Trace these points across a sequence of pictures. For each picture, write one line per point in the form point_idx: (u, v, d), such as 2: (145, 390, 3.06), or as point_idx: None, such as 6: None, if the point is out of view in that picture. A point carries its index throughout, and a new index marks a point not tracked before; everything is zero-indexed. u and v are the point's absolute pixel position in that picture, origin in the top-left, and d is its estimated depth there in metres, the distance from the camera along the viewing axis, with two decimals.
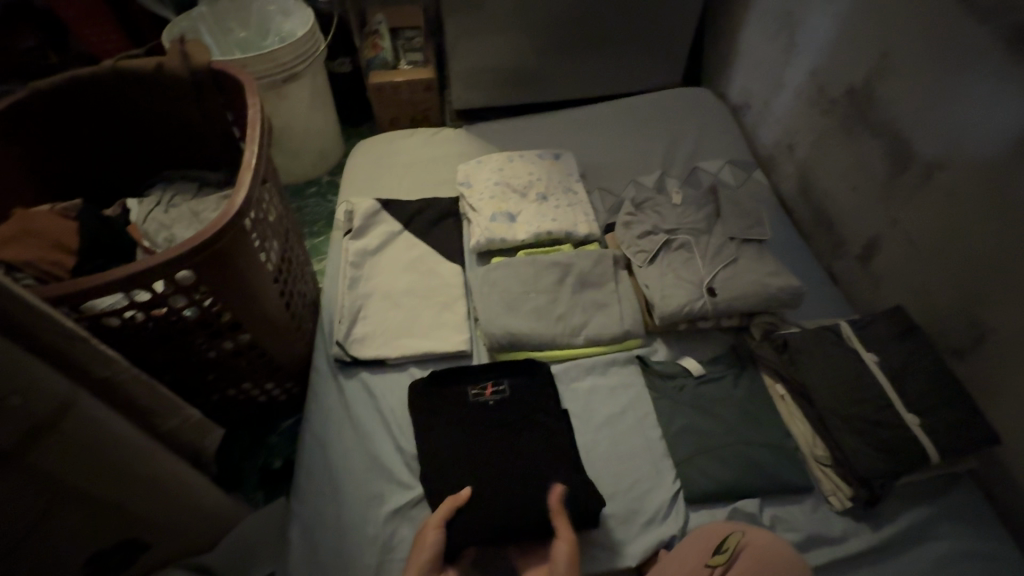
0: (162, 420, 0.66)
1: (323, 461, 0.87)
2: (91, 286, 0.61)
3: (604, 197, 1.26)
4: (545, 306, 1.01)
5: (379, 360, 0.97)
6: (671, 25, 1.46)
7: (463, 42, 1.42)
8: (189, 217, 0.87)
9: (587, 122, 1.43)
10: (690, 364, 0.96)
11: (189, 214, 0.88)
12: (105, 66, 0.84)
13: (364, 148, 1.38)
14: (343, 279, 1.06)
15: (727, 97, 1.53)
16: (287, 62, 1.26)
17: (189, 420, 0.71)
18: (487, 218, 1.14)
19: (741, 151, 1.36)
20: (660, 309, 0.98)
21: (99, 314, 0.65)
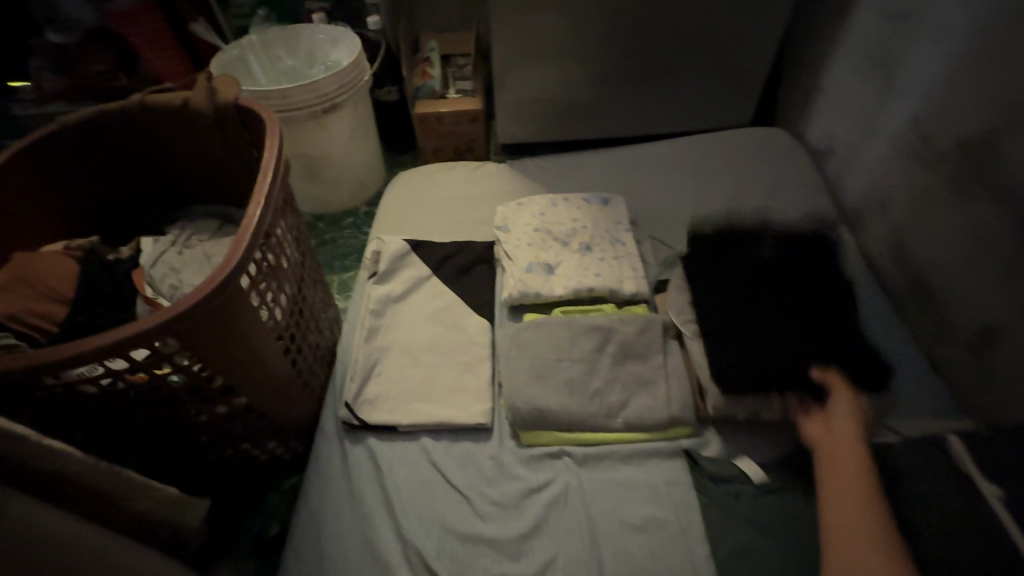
0: (131, 502, 0.60)
1: (315, 543, 0.78)
2: (62, 357, 0.55)
3: (656, 249, 1.12)
4: (579, 379, 0.88)
5: (389, 426, 0.87)
6: (743, 59, 1.32)
7: (511, 73, 1.33)
8: (202, 263, 0.82)
9: (642, 163, 1.30)
10: (750, 467, 0.80)
11: (202, 259, 0.83)
12: (131, 101, 0.81)
13: (401, 181, 1.31)
14: (362, 328, 0.98)
15: (806, 139, 1.35)
16: (329, 93, 1.22)
17: (164, 499, 0.64)
18: (522, 269, 1.03)
19: (820, 203, 1.19)
20: (714, 395, 0.83)
21: (75, 381, 0.59)
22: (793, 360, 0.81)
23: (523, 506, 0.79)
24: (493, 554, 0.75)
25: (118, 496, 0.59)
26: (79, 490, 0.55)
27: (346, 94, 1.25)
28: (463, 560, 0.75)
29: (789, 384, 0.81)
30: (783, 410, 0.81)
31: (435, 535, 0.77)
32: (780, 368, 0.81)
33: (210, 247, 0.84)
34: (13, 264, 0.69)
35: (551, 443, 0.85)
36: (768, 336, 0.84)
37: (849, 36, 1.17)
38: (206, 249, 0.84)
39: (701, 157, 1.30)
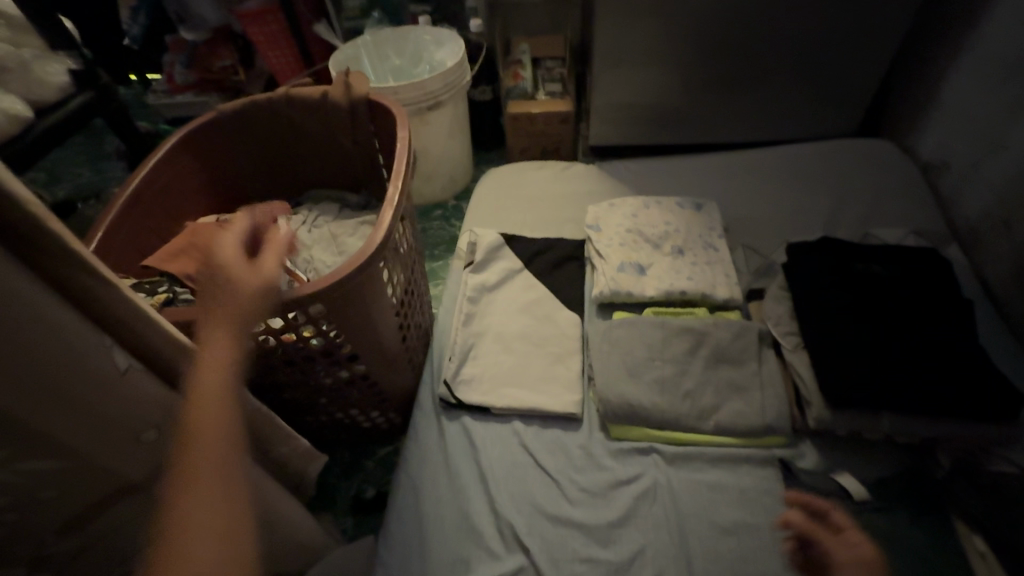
0: (272, 444, 0.71)
1: (414, 508, 0.83)
2: None
3: (749, 257, 1.11)
4: (671, 379, 0.89)
5: (483, 407, 0.92)
6: (851, 66, 1.28)
7: (608, 77, 1.35)
8: (333, 245, 0.91)
9: (735, 170, 1.29)
10: (851, 483, 0.79)
11: (332, 241, 0.91)
12: (279, 93, 0.90)
13: (494, 177, 1.36)
14: (458, 314, 1.03)
15: (916, 153, 1.29)
16: (434, 91, 1.29)
17: (297, 448, 0.74)
18: (614, 267, 1.05)
19: (931, 219, 1.13)
20: (815, 407, 0.81)
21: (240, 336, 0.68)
22: (903, 381, 0.78)
23: (612, 496, 0.82)
24: (583, 537, 0.78)
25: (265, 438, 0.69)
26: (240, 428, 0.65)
27: (449, 92, 1.31)
28: (553, 540, 0.78)
29: (899, 404, 0.77)
30: (890, 430, 0.79)
31: (526, 513, 0.80)
32: (890, 388, 0.78)
33: (339, 231, 0.93)
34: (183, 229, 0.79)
35: (640, 439, 0.87)
36: (862, 374, 0.79)
37: (978, 45, 1.10)
38: (335, 232, 0.93)
39: (800, 166, 1.27)
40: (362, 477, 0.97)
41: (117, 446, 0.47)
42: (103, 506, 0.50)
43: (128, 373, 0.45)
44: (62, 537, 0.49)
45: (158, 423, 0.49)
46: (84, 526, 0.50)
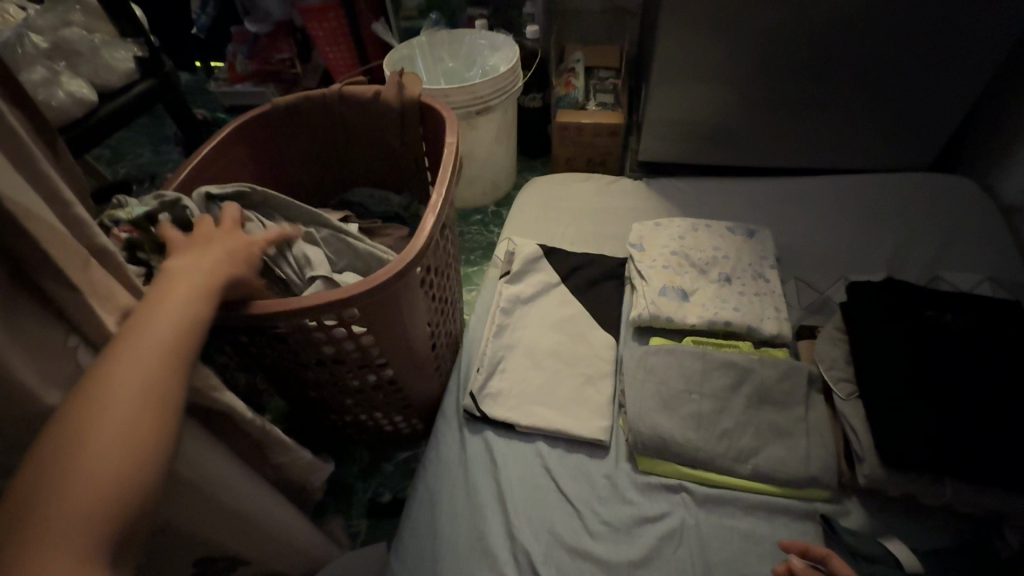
0: (273, 454, 0.66)
1: (429, 520, 0.81)
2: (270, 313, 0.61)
3: (801, 291, 1.05)
4: (707, 415, 0.84)
5: (508, 423, 0.89)
6: (928, 94, 1.20)
7: (663, 93, 1.31)
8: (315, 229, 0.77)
9: (792, 197, 1.22)
10: (901, 550, 0.71)
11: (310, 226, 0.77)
12: (332, 89, 0.90)
13: (537, 185, 1.33)
14: (490, 324, 1.01)
15: (997, 193, 1.19)
16: (485, 96, 1.27)
17: (297, 460, 0.70)
18: (655, 290, 1.01)
19: (1008, 267, 1.03)
20: (867, 463, 0.75)
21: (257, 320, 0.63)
22: (972, 446, 0.71)
23: (635, 534, 0.77)
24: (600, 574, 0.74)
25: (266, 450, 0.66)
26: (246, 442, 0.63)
27: (499, 98, 1.30)
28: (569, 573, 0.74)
29: (963, 471, 0.71)
30: (949, 499, 0.72)
31: (543, 541, 0.77)
32: (955, 451, 0.71)
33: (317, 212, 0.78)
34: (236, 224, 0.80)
35: (670, 476, 0.82)
36: (923, 431, 0.73)
37: None
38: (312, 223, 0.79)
39: (865, 197, 1.19)
40: (380, 480, 0.96)
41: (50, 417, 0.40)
42: None
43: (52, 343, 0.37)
44: None
45: None
46: None
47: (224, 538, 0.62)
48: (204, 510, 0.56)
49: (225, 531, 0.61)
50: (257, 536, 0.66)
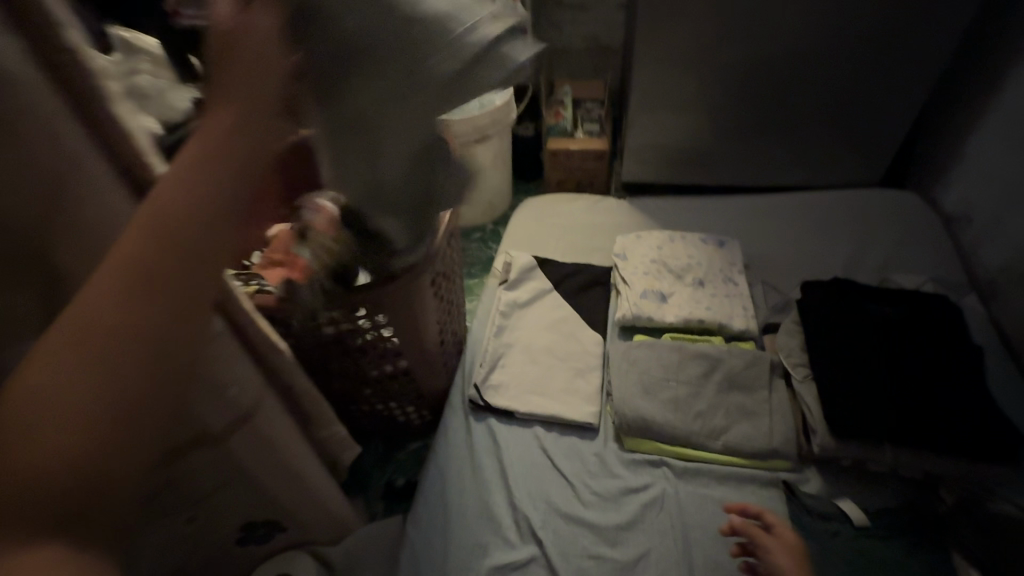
0: (317, 428, 0.75)
1: (439, 493, 0.92)
2: None
3: (767, 293, 1.18)
4: (683, 399, 0.96)
5: (508, 411, 1.00)
6: (873, 119, 1.36)
7: (642, 123, 1.48)
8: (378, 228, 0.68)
9: (759, 211, 1.36)
10: (851, 508, 0.82)
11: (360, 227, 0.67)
12: None
13: (531, 205, 1.47)
14: (491, 325, 1.13)
15: (940, 205, 1.33)
16: (483, 126, 1.42)
17: (337, 436, 0.78)
18: (637, 294, 1.13)
19: (949, 269, 1.17)
20: (820, 434, 0.86)
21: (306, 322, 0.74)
22: (909, 414, 0.81)
23: (622, 502, 0.88)
24: (591, 536, 0.84)
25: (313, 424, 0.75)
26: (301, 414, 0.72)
27: (495, 128, 1.45)
28: (564, 537, 0.85)
29: (902, 435, 0.80)
30: (895, 462, 0.81)
31: (541, 510, 0.88)
32: (894, 419, 0.82)
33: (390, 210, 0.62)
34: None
35: (652, 452, 0.93)
36: (867, 403, 0.84)
37: (1003, 107, 1.15)
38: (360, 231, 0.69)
39: (823, 211, 1.33)
40: (393, 467, 1.07)
41: None
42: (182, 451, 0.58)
43: None
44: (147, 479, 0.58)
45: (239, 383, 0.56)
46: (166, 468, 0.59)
47: (277, 498, 0.74)
48: (261, 461, 0.66)
49: (280, 492, 0.73)
50: (303, 499, 0.77)
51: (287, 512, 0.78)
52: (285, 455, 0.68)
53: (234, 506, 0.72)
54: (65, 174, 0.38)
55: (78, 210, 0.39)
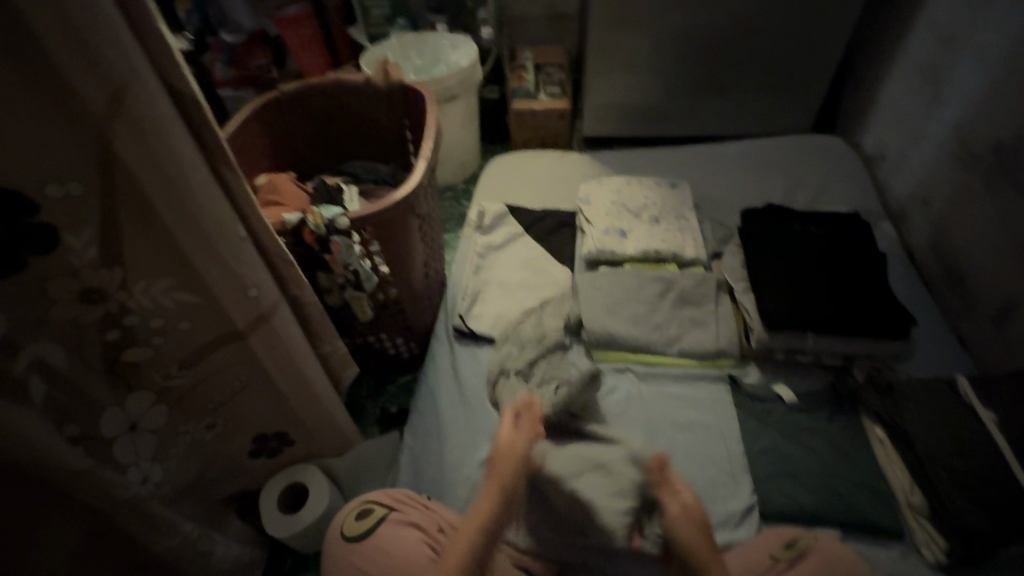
0: (319, 343, 0.84)
1: (432, 408, 1.03)
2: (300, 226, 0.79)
3: (715, 227, 1.31)
4: (643, 315, 1.08)
5: (489, 336, 1.11)
6: (803, 72, 1.52)
7: (599, 80, 1.59)
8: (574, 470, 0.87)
9: (707, 158, 1.50)
10: (783, 390, 0.98)
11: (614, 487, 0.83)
12: (329, 77, 1.11)
13: (501, 161, 1.57)
14: (470, 265, 1.24)
15: (862, 147, 1.51)
16: (451, 86, 1.50)
17: (337, 350, 0.87)
18: (600, 231, 1.25)
19: (867, 199, 1.34)
20: (756, 331, 1.01)
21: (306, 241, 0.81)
22: (828, 308, 0.97)
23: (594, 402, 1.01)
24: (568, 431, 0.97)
25: (316, 338, 0.83)
26: (306, 327, 0.80)
27: (463, 87, 1.53)
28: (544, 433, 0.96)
29: (822, 325, 0.96)
30: (815, 351, 0.98)
31: None
32: (816, 314, 0.97)
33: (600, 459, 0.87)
34: (268, 185, 0.99)
35: (618, 362, 1.06)
36: (795, 302, 0.99)
37: (906, 54, 1.33)
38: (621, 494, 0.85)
39: (762, 155, 1.48)
40: (386, 397, 1.16)
41: (182, 248, 0.57)
42: (210, 347, 0.67)
43: (197, 185, 0.54)
44: (179, 371, 0.67)
45: (258, 284, 0.64)
46: (192, 365, 0.67)
47: (285, 405, 0.81)
48: (277, 365, 0.74)
49: (290, 398, 0.80)
50: (311, 407, 0.83)
51: (296, 423, 0.85)
52: (296, 357, 0.75)
53: (251, 417, 0.80)
54: (125, 86, 0.46)
55: (134, 117, 0.47)
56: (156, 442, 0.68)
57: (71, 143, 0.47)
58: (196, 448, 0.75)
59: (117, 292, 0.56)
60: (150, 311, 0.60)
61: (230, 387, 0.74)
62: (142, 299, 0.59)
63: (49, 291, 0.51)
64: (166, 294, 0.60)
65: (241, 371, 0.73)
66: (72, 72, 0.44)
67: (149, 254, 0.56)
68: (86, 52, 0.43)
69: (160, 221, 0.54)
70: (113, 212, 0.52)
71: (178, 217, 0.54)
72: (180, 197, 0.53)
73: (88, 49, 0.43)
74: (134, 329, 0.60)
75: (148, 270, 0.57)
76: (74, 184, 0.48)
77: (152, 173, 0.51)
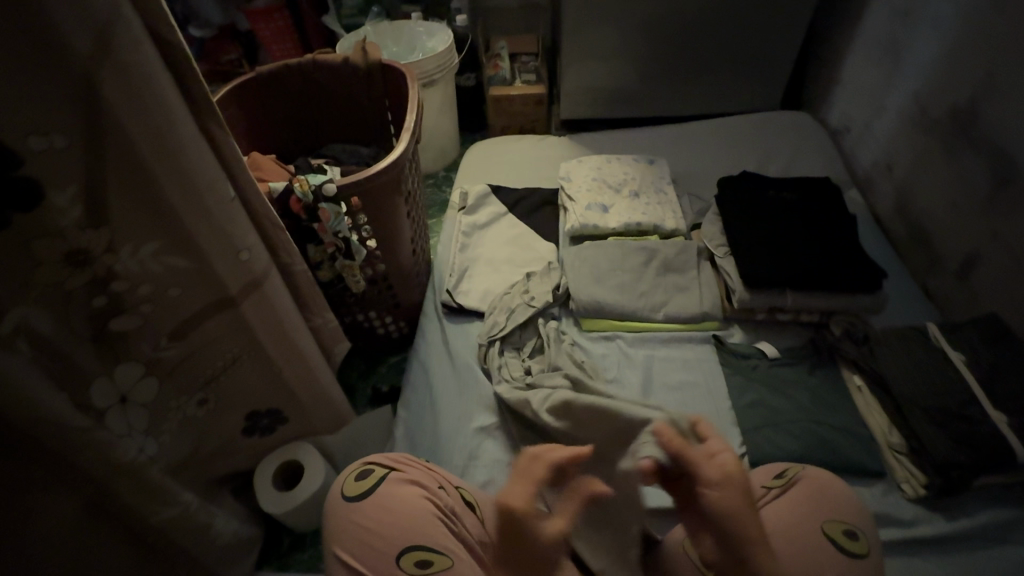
0: (310, 315, 0.83)
1: (424, 383, 1.03)
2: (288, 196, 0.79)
3: (693, 201, 1.35)
4: (629, 283, 1.10)
5: (478, 310, 1.11)
6: (770, 50, 1.57)
7: (575, 64, 1.62)
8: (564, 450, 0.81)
9: (681, 136, 1.55)
10: (766, 347, 1.01)
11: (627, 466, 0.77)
12: (307, 57, 1.10)
13: (481, 144, 1.58)
14: (455, 244, 1.24)
15: (828, 122, 1.57)
16: (429, 71, 1.51)
17: (328, 323, 0.87)
18: (583, 207, 1.27)
19: (836, 169, 1.40)
20: (738, 292, 1.04)
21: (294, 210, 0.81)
22: (804, 265, 1.00)
23: None
24: None
25: (306, 309, 0.82)
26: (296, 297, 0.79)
27: (441, 72, 1.53)
28: None
29: (799, 282, 1.00)
30: (794, 307, 1.01)
31: None
32: (794, 272, 1.01)
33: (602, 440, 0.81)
34: (249, 162, 0.98)
35: (606, 329, 1.08)
36: (772, 262, 1.02)
37: (865, 30, 1.39)
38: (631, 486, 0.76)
39: (734, 132, 1.53)
40: (377, 377, 1.16)
41: (168, 207, 0.55)
42: (201, 315, 0.66)
43: (187, 136, 0.53)
44: (169, 342, 0.66)
45: (250, 247, 0.63)
46: (182, 334, 0.66)
47: (278, 380, 0.80)
48: (270, 337, 0.73)
49: (283, 371, 0.79)
50: (305, 381, 0.82)
51: (289, 399, 0.84)
52: (289, 326, 0.73)
53: (243, 393, 0.79)
54: (110, 30, 0.46)
55: (120, 63, 0.47)
56: (147, 415, 0.67)
57: (54, 91, 0.45)
58: (188, 424, 0.74)
59: (104, 256, 0.54)
60: (138, 276, 0.58)
61: (223, 360, 0.72)
62: (129, 263, 0.57)
63: (33, 252, 0.49)
64: (155, 257, 0.58)
65: (232, 342, 0.71)
66: (55, 11, 0.43)
67: (136, 213, 0.54)
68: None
69: (148, 177, 0.53)
70: (99, 165, 0.50)
71: (168, 170, 0.53)
72: (170, 149, 0.52)
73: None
74: (121, 296, 0.58)
75: (138, 231, 0.56)
76: (58, 136, 0.47)
77: (139, 123, 0.50)
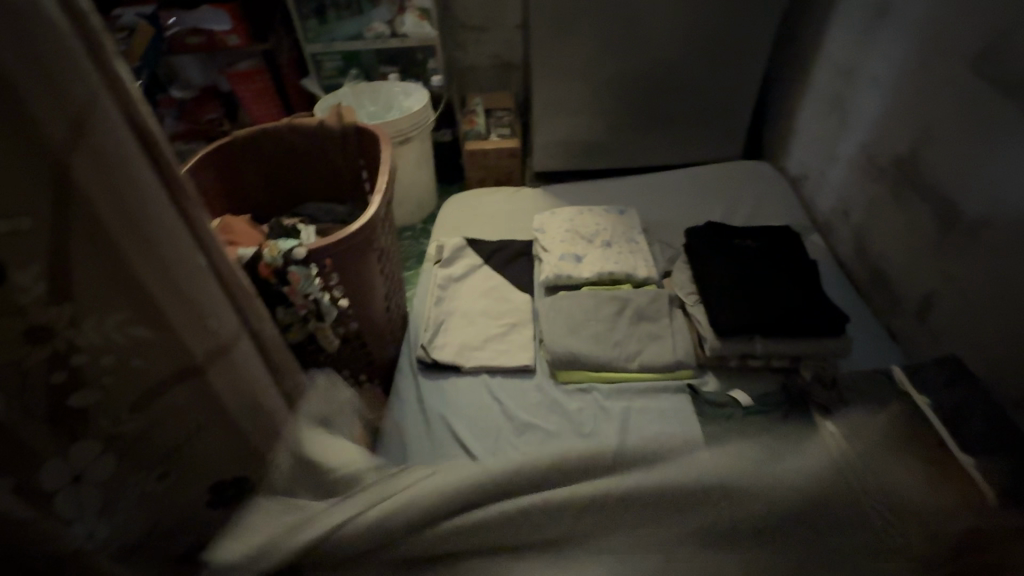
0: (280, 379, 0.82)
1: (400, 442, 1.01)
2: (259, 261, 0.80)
3: (663, 248, 1.39)
4: (602, 333, 1.11)
5: (454, 365, 1.11)
6: (728, 105, 1.67)
7: (546, 119, 1.70)
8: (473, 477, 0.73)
9: (650, 185, 1.61)
10: (740, 395, 1.02)
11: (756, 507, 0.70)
12: (283, 122, 1.14)
13: (457, 197, 1.62)
14: (432, 298, 1.25)
15: (788, 169, 1.65)
16: (404, 129, 1.56)
17: (300, 385, 0.85)
18: (556, 257, 1.30)
19: (798, 214, 1.46)
20: (709, 340, 1.06)
21: (263, 274, 0.81)
22: (770, 311, 1.04)
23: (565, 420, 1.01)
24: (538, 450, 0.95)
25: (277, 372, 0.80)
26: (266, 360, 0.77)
27: (416, 130, 1.59)
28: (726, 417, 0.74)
29: (766, 328, 1.02)
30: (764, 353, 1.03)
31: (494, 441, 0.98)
32: (761, 317, 1.03)
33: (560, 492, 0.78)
34: (221, 225, 0.99)
35: (580, 381, 1.08)
36: (740, 309, 1.05)
37: (814, 86, 1.49)
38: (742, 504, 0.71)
39: (700, 180, 1.60)
40: None
41: (134, 279, 0.55)
42: (166, 388, 0.63)
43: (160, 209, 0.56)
44: (130, 417, 0.61)
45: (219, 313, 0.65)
46: (144, 409, 0.62)
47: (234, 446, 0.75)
48: (239, 400, 0.71)
49: (252, 439, 0.75)
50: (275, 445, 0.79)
51: (258, 469, 0.78)
52: (258, 388, 0.74)
53: (210, 466, 0.73)
54: (87, 118, 0.48)
55: (95, 146, 0.49)
56: (105, 497, 0.61)
57: (24, 172, 0.45)
58: (147, 505, 0.67)
59: (66, 329, 0.52)
60: (102, 348, 0.55)
61: (189, 431, 0.68)
62: (92, 335, 0.54)
63: None
64: (119, 330, 0.56)
65: (199, 413, 0.68)
66: (34, 99, 0.45)
67: (103, 286, 0.53)
68: (51, 79, 0.45)
69: (117, 252, 0.53)
70: (63, 240, 0.49)
71: (139, 242, 0.55)
72: (139, 224, 0.54)
73: (53, 84, 0.46)
74: (82, 369, 0.54)
75: (101, 305, 0.54)
76: (21, 213, 0.46)
77: (113, 200, 0.51)
